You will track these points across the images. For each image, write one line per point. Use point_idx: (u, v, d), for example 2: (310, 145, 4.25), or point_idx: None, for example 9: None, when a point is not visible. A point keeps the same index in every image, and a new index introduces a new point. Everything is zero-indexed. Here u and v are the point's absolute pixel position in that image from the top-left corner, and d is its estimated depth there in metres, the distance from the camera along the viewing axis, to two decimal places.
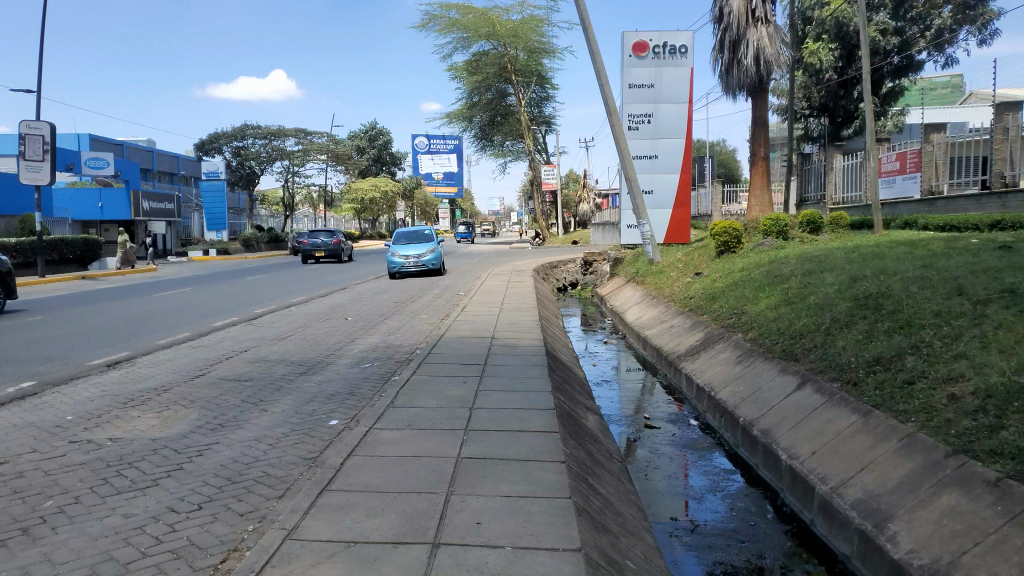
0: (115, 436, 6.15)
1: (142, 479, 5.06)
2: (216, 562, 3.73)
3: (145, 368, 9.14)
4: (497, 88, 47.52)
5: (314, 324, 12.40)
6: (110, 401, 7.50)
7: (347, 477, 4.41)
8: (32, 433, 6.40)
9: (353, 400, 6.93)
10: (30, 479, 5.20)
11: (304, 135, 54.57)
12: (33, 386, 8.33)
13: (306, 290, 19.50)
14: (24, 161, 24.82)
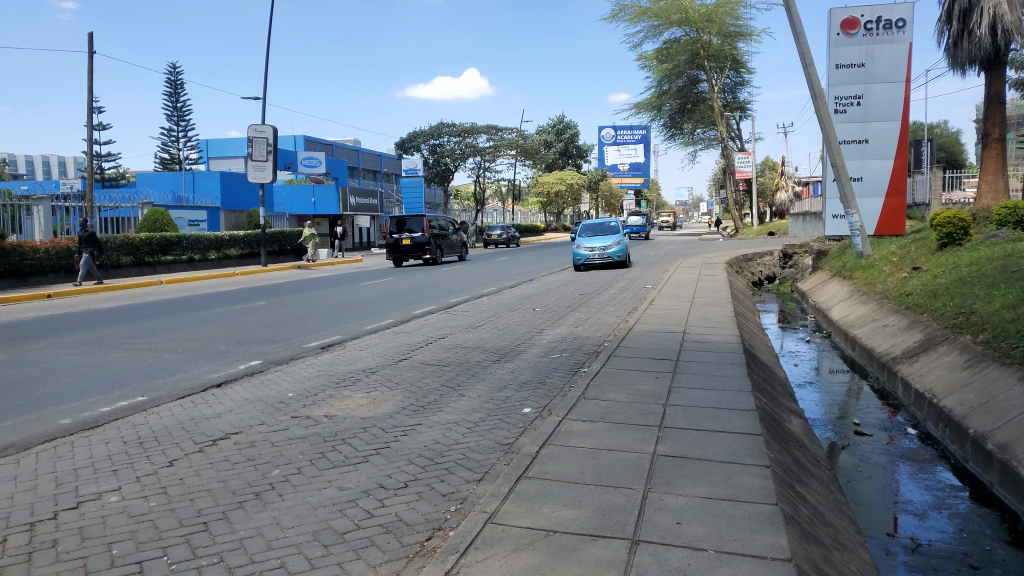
0: (330, 413, 6.67)
1: (353, 455, 5.44)
2: (422, 540, 3.92)
3: (353, 351, 9.85)
4: (688, 75, 46.36)
5: (505, 314, 12.76)
6: (325, 380, 8.16)
7: (542, 465, 4.47)
8: (260, 407, 7.12)
9: (545, 389, 7.03)
10: (260, 449, 5.77)
11: (495, 131, 56.38)
12: (260, 364, 9.26)
13: (497, 281, 20.14)
14: (252, 162, 27.60)
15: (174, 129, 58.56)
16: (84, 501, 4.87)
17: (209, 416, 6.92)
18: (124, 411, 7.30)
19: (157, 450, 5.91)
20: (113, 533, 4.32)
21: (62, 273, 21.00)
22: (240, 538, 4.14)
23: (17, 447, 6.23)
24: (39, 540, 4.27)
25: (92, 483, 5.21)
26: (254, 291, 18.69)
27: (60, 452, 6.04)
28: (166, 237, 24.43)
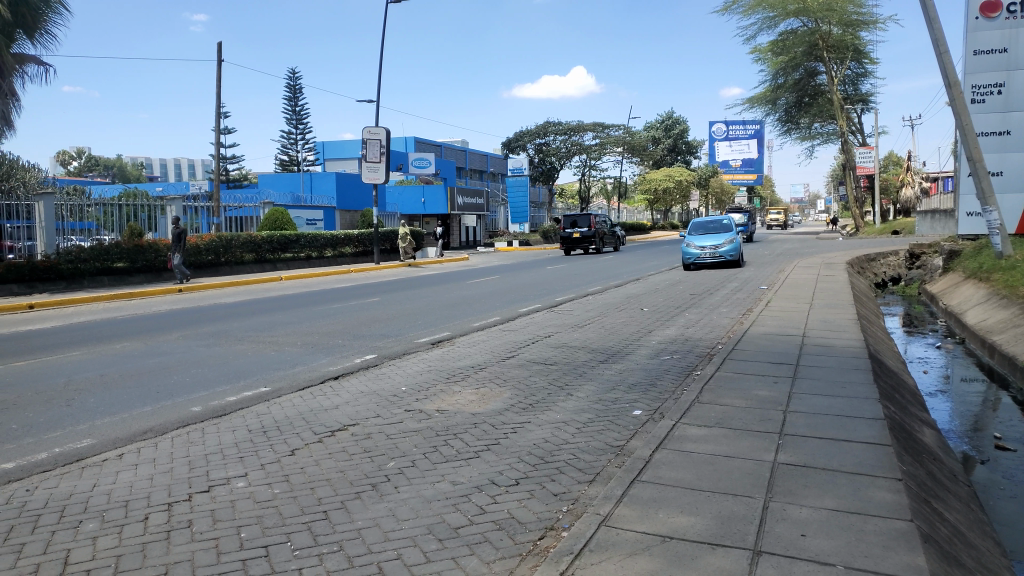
0: (441, 408, 6.80)
1: (465, 450, 5.51)
2: (535, 539, 3.93)
3: (462, 347, 10.01)
4: (805, 67, 44.60)
5: (612, 313, 12.65)
6: (435, 375, 8.32)
7: (656, 469, 4.39)
8: (375, 400, 7.33)
9: (657, 391, 6.91)
10: (376, 440, 5.95)
11: (602, 129, 56.08)
12: (374, 358, 9.55)
13: (603, 280, 20.00)
14: (365, 163, 28.51)
15: (292, 133, 61.36)
16: (215, 484, 5.16)
17: (327, 407, 7.19)
18: (249, 401, 7.68)
19: (280, 439, 6.18)
20: (241, 517, 4.55)
21: (193, 269, 22.31)
22: (358, 527, 4.27)
23: (154, 431, 6.67)
24: (175, 520, 4.55)
25: (221, 468, 5.51)
26: (380, 284, 20.07)
27: (193, 437, 6.42)
28: (286, 236, 25.60)
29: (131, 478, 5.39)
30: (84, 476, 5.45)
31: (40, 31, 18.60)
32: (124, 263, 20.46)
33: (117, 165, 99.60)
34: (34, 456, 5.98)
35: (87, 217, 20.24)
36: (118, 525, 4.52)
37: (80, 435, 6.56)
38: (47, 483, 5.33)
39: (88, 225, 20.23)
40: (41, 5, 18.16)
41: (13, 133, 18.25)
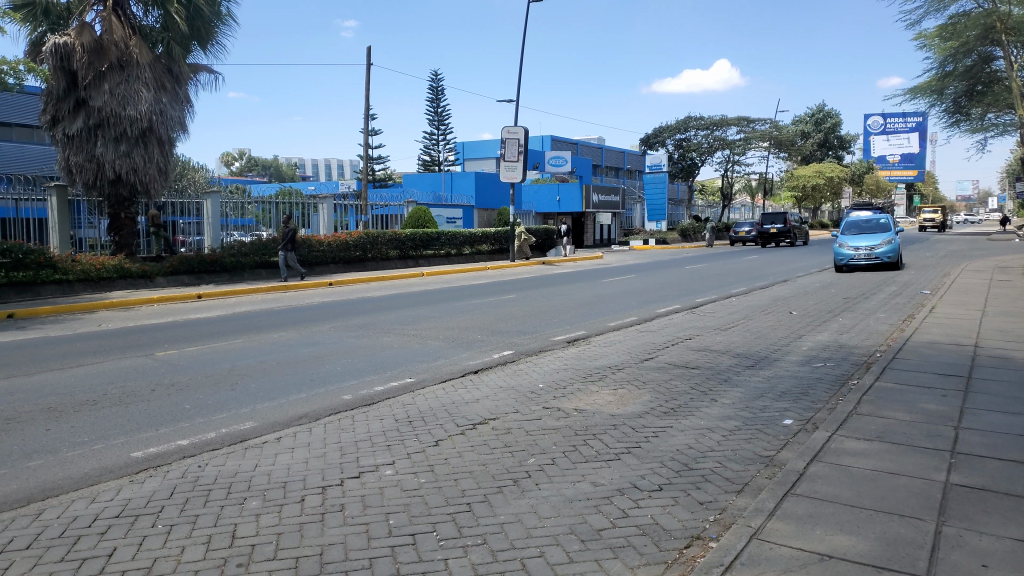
0: (580, 407, 6.77)
1: (606, 452, 5.45)
2: (681, 547, 3.83)
3: (600, 347, 9.93)
4: (979, 53, 41.01)
5: (757, 316, 12.15)
6: (573, 374, 8.30)
7: (810, 483, 4.15)
8: (514, 395, 7.41)
9: (808, 400, 6.57)
10: (516, 436, 6.00)
11: (746, 123, 54.18)
12: (512, 355, 9.67)
13: (746, 281, 19.25)
14: (504, 163, 28.94)
15: (434, 133, 63.33)
16: (365, 471, 5.38)
17: (468, 401, 7.33)
18: (394, 391, 7.97)
19: (424, 429, 6.37)
20: (390, 504, 4.72)
21: (341, 263, 23.47)
22: (500, 522, 4.31)
23: (309, 417, 7.05)
24: (329, 503, 4.78)
25: (370, 456, 5.74)
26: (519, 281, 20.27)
27: (344, 424, 6.74)
28: (427, 233, 26.42)
29: (288, 461, 5.71)
30: (248, 456, 5.84)
31: (212, 42, 20.13)
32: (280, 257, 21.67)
33: (274, 166, 106.60)
34: (204, 435, 6.48)
35: (248, 213, 22.08)
36: (277, 504, 4.81)
37: (243, 417, 7.04)
38: (215, 461, 5.76)
39: (248, 222, 22.09)
40: (213, 19, 19.69)
41: (188, 137, 19.90)
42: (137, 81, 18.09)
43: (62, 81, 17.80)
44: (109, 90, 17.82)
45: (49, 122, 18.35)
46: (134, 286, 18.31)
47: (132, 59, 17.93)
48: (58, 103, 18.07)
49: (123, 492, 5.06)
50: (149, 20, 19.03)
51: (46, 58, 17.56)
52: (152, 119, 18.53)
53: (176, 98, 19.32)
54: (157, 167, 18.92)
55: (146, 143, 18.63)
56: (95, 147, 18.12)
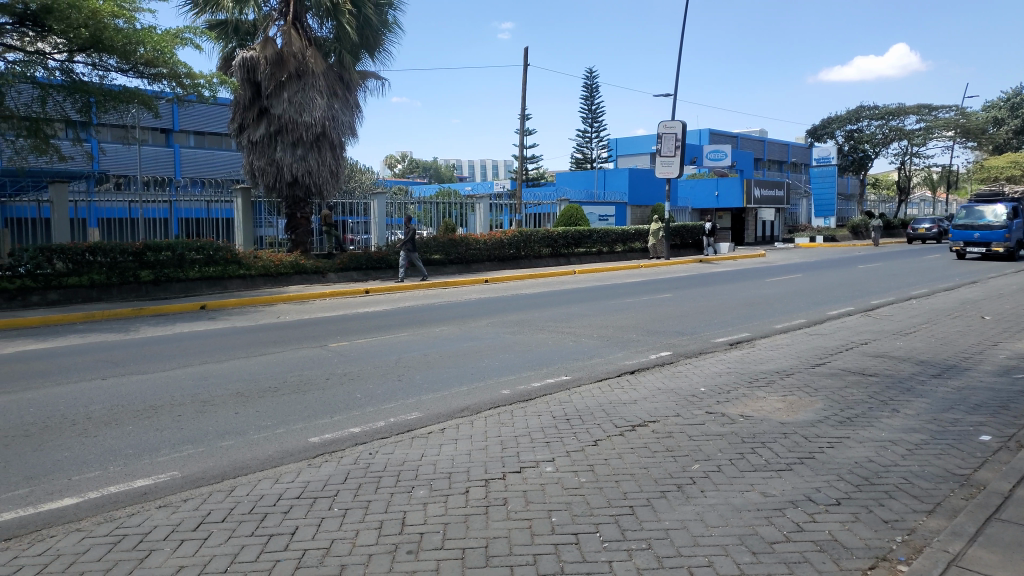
0: (746, 413, 6.48)
1: (776, 461, 5.18)
2: (864, 568, 3.57)
3: (765, 350, 9.49)
4: None
5: (943, 321, 11.15)
6: (737, 378, 7.97)
7: (1018, 508, 3.74)
8: (674, 398, 7.22)
9: (1009, 416, 5.93)
10: (678, 440, 5.83)
11: (928, 111, 50.06)
12: (671, 356, 9.44)
13: (928, 281, 17.76)
14: (660, 158, 28.39)
15: (589, 131, 63.31)
16: (526, 466, 5.43)
17: (626, 401, 7.23)
18: (551, 388, 8.01)
19: (583, 428, 6.35)
20: (552, 501, 4.73)
21: (496, 261, 23.98)
22: (666, 528, 4.21)
23: (470, 410, 7.23)
24: (492, 497, 4.86)
25: (531, 451, 5.79)
26: (676, 280, 19.82)
27: (503, 418, 6.85)
28: (580, 231, 26.42)
29: (451, 452, 5.88)
30: (414, 446, 6.06)
31: (379, 50, 21.13)
32: (440, 254, 22.42)
33: (433, 168, 110.86)
34: (375, 423, 6.80)
35: (404, 212, 22.73)
36: (443, 495, 4.95)
37: (410, 407, 7.33)
38: (384, 448, 6.02)
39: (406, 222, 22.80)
40: (381, 27, 20.69)
41: (356, 140, 21.05)
42: (312, 89, 19.32)
43: (248, 92, 19.37)
44: (288, 98, 19.15)
45: (237, 130, 20.02)
46: (308, 281, 19.62)
47: (309, 68, 19.14)
48: (244, 111, 19.67)
49: (303, 474, 5.41)
50: (324, 31, 20.25)
51: (236, 71, 19.17)
52: (326, 125, 19.75)
53: (346, 104, 20.45)
54: (330, 169, 20.19)
55: (320, 147, 19.87)
56: (275, 151, 19.58)
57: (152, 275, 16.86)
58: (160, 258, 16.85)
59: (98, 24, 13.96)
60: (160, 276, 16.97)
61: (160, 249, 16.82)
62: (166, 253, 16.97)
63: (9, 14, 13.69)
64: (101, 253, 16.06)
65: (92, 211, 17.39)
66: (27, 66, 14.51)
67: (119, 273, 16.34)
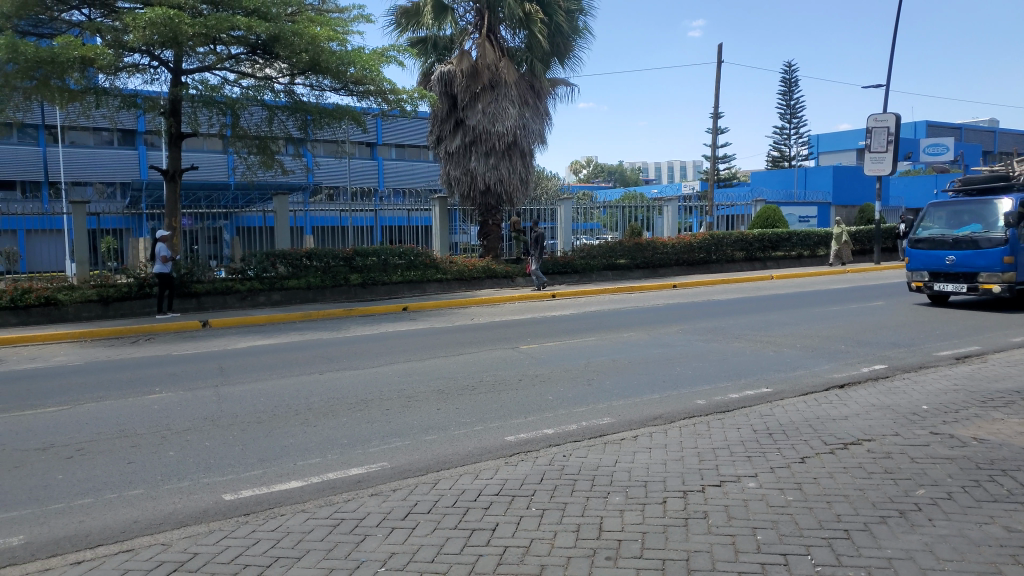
0: (980, 436, 5.80)
1: (1020, 493, 4.58)
2: None
3: (1000, 366, 8.46)
4: None
5: None
6: (967, 396, 7.16)
7: None
8: (891, 416, 6.63)
9: None
10: (898, 462, 5.34)
11: None
12: (885, 369, 8.69)
13: None
14: (869, 154, 26.33)
15: (788, 129, 60.13)
16: (726, 480, 5.21)
17: (835, 417, 6.74)
18: (750, 400, 7.65)
19: (788, 444, 5.99)
20: (757, 518, 4.49)
21: (686, 265, 23.40)
22: (889, 556, 3.86)
23: (665, 419, 7.07)
24: (691, 509, 4.71)
25: (731, 465, 5.55)
26: (887, 287, 18.30)
27: (699, 429, 6.62)
28: (777, 233, 25.10)
29: (646, 460, 5.77)
30: (608, 452, 6.02)
31: (569, 57, 21.38)
32: (627, 259, 22.26)
33: (620, 172, 110.47)
34: (568, 426, 6.85)
35: (592, 218, 22.93)
36: (639, 503, 4.86)
37: (603, 412, 7.30)
38: (579, 452, 6.04)
39: (593, 226, 22.94)
40: (572, 34, 20.94)
41: (546, 147, 21.46)
42: (505, 99, 19.93)
43: (446, 104, 20.34)
44: (482, 109, 19.87)
45: (435, 141, 21.10)
46: (499, 285, 20.26)
47: (502, 79, 19.76)
48: (442, 124, 20.68)
49: (500, 472, 5.54)
50: (516, 42, 20.79)
51: (434, 86, 20.17)
52: (517, 134, 20.33)
53: (537, 112, 20.92)
54: (520, 177, 20.82)
55: (511, 155, 20.53)
56: (470, 161, 20.42)
57: (361, 278, 18.13)
58: (367, 262, 18.22)
59: (317, 48, 15.17)
60: (368, 279, 18.20)
61: (367, 255, 18.21)
62: (373, 258, 18.31)
63: (243, 45, 15.30)
64: (316, 258, 17.69)
65: (307, 219, 18.95)
66: (258, 90, 16.07)
67: (331, 276, 17.80)
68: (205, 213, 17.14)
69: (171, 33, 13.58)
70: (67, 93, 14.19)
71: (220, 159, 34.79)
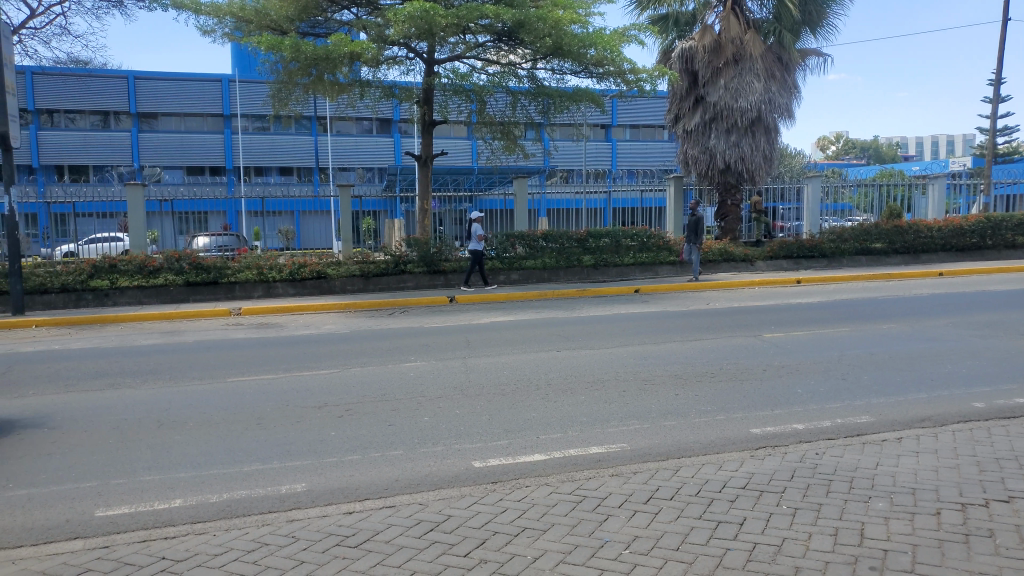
0: None
1: None
2: None
3: None
4: None
5: None
6: None
7: None
8: None
9: None
10: None
11: None
12: None
13: None
14: None
15: None
16: (1016, 497, 4.52)
17: None
18: None
19: None
20: None
21: (956, 251, 20.74)
22: None
23: (935, 421, 6.31)
24: (973, 525, 4.14)
25: (1021, 479, 4.81)
26: None
27: (979, 436, 5.82)
28: None
29: (913, 466, 5.16)
30: (867, 453, 5.49)
31: (823, 25, 19.76)
32: (883, 244, 20.22)
33: (875, 148, 100.92)
34: (820, 422, 6.35)
35: (842, 198, 21.12)
36: (908, 512, 4.36)
37: (860, 410, 6.68)
38: (833, 451, 5.56)
39: (843, 207, 21.12)
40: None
41: (794, 122, 20.09)
42: (750, 73, 18.93)
43: (685, 81, 19.75)
44: (724, 85, 19.05)
45: (674, 120, 20.64)
46: (737, 269, 19.40)
47: (747, 53, 18.81)
48: (681, 102, 20.15)
49: (746, 465, 5.26)
50: (763, 12, 19.63)
51: (674, 63, 19.66)
52: (762, 109, 19.25)
53: (784, 85, 19.66)
54: (763, 154, 19.77)
55: (754, 132, 19.58)
56: (709, 139, 19.70)
57: (593, 259, 18.26)
58: (600, 244, 18.29)
59: (560, 32, 15.38)
60: (601, 261, 18.28)
61: (600, 236, 18.28)
62: (606, 239, 18.36)
63: (489, 33, 15.95)
64: (551, 240, 18.00)
65: (543, 201, 19.32)
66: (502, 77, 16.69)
67: (565, 257, 18.09)
68: (452, 197, 18.22)
69: (426, 26, 14.46)
70: (337, 87, 15.77)
71: (465, 144, 36.80)
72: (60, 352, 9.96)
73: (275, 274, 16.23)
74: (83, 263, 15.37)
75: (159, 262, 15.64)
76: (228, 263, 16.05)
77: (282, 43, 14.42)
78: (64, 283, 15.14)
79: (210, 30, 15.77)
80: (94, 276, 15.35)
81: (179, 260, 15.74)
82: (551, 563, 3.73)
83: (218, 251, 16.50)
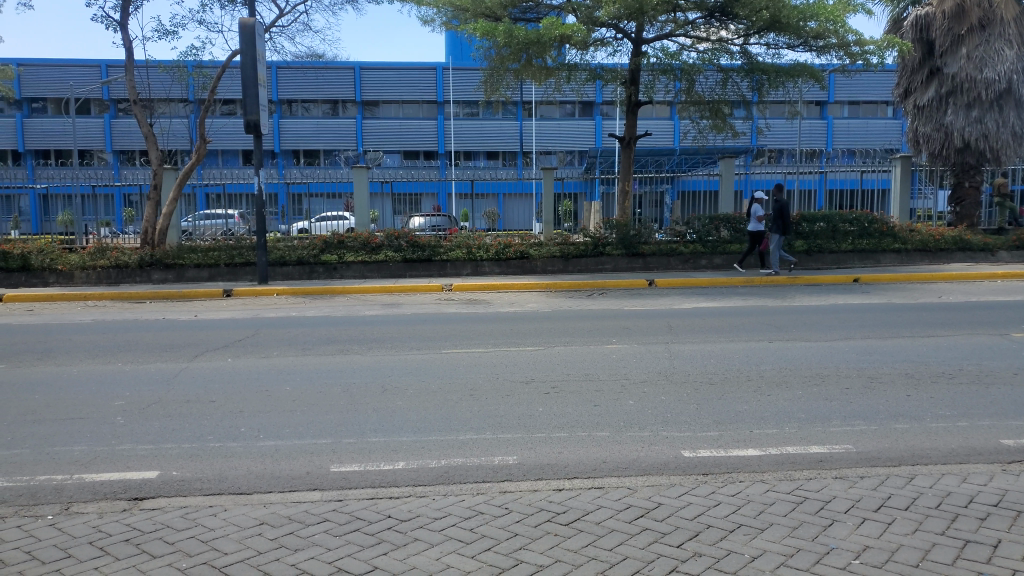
0: None
1: None
2: None
3: None
4: None
5: None
6: None
7: None
8: None
9: None
10: None
11: None
12: None
13: None
14: None
15: None
16: None
17: None
18: None
19: None
20: None
21: None
22: None
23: None
24: None
25: None
26: None
27: None
28: None
29: None
30: None
31: None
32: None
33: None
34: None
35: None
36: None
37: None
38: None
39: None
40: None
41: None
42: (999, 39, 16.74)
43: (919, 52, 17.85)
44: (967, 54, 16.96)
45: (903, 95, 18.83)
46: (974, 259, 17.34)
47: (996, 16, 16.62)
48: (913, 75, 18.32)
49: (997, 480, 4.66)
50: None
51: (906, 33, 17.80)
52: (1013, 80, 16.98)
53: None
54: (1012, 131, 17.47)
55: (1002, 106, 17.36)
56: (945, 115, 17.74)
57: (806, 245, 17.02)
58: (814, 228, 17.09)
59: (778, 4, 14.47)
60: (813, 247, 17.02)
61: (815, 221, 17.08)
62: (821, 224, 17.11)
63: (702, 9, 15.38)
64: None
65: (749, 182, 18.41)
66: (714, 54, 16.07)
67: None
68: (652, 177, 17.68)
69: (637, 5, 14.22)
70: (545, 71, 15.94)
71: (668, 125, 35.99)
72: (297, 319, 11.01)
73: (482, 254, 16.90)
74: (315, 239, 16.87)
75: (381, 240, 16.82)
76: (440, 242, 16.98)
77: (497, 30, 14.79)
78: (300, 257, 16.63)
79: (430, 19, 16.59)
80: (325, 251, 16.76)
81: (398, 238, 16.85)
82: (771, 564, 3.53)
83: (432, 231, 17.33)
